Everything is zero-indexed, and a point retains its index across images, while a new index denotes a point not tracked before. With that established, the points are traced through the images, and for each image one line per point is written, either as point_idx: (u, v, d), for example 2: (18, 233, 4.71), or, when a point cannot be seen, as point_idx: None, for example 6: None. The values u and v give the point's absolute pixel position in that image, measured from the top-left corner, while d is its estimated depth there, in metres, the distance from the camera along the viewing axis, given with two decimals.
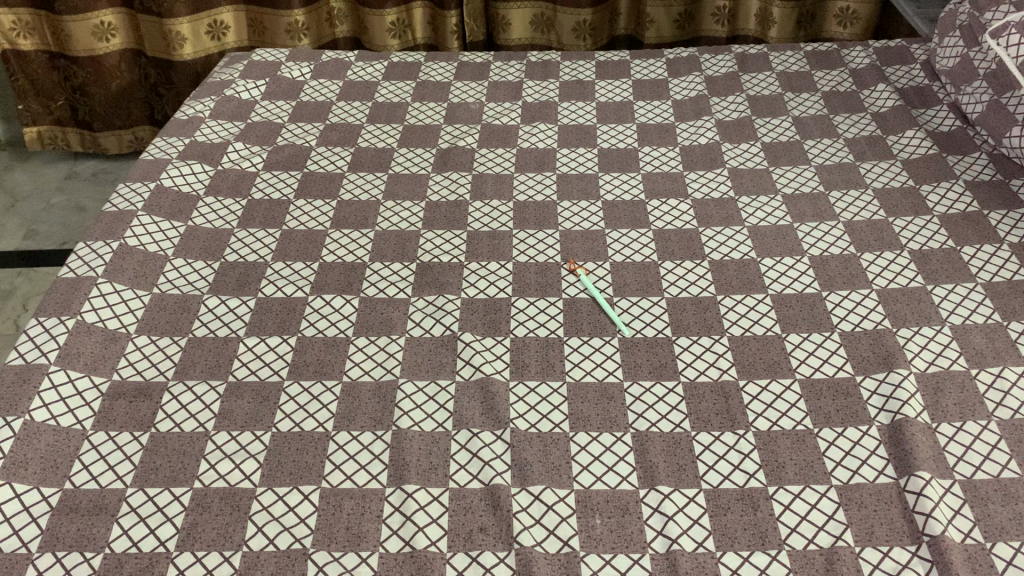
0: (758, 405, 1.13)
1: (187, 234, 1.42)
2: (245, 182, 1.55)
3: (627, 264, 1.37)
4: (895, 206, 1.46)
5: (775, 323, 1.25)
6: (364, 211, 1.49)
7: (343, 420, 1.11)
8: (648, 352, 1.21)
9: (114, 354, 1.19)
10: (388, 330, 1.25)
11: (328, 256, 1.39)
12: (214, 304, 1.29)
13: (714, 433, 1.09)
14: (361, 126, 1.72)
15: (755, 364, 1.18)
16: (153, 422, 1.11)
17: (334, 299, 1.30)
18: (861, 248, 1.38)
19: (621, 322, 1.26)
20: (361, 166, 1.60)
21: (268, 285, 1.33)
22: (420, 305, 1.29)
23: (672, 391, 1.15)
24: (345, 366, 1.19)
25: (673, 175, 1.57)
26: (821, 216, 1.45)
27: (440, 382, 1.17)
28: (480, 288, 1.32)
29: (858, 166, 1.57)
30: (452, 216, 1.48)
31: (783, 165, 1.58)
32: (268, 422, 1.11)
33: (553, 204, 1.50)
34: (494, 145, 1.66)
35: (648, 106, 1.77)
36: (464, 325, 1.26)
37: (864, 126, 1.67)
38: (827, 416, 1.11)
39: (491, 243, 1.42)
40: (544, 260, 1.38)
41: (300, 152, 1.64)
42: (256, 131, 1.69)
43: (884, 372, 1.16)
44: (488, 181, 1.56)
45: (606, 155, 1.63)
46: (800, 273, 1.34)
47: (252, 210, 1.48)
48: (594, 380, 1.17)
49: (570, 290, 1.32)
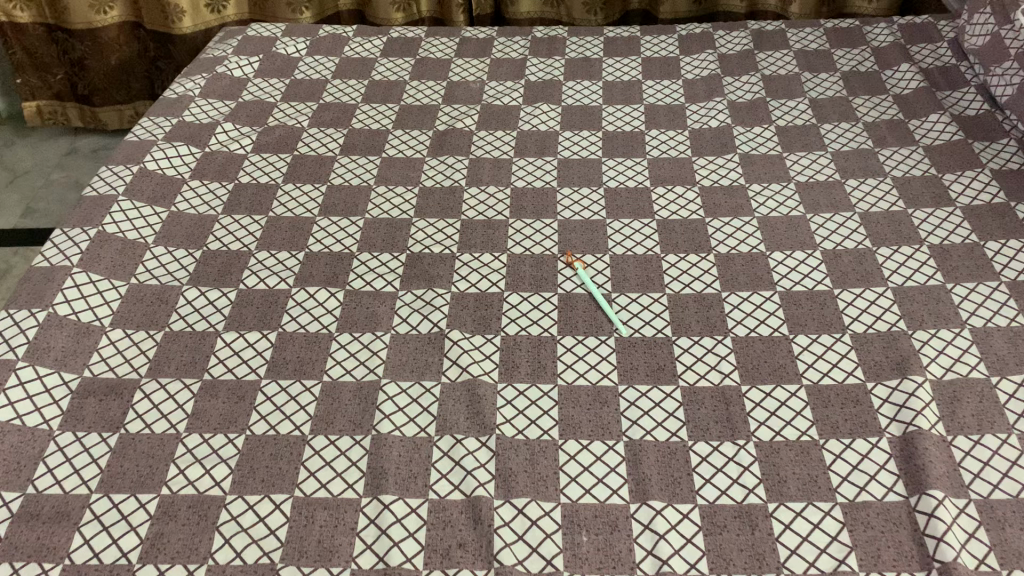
0: (761, 413, 1.06)
1: (169, 221, 1.36)
2: (232, 166, 1.49)
3: (627, 257, 1.30)
4: (915, 197, 1.37)
5: (783, 324, 1.18)
6: (354, 197, 1.42)
7: (321, 424, 1.06)
8: (645, 353, 1.14)
9: (86, 349, 1.14)
10: (373, 326, 1.19)
11: (314, 246, 1.33)
12: (193, 295, 1.23)
13: (712, 443, 1.03)
14: (356, 106, 1.65)
15: (759, 368, 1.11)
16: (123, 423, 1.06)
17: (318, 293, 1.24)
18: (877, 243, 1.30)
19: (618, 320, 1.19)
20: (354, 149, 1.53)
21: (250, 277, 1.27)
22: (408, 299, 1.23)
23: (670, 397, 1.08)
24: (326, 365, 1.13)
25: (680, 161, 1.49)
26: (837, 206, 1.37)
27: (425, 383, 1.11)
28: (472, 282, 1.26)
29: (876, 153, 1.48)
30: (446, 203, 1.41)
31: (798, 151, 1.50)
32: (242, 424, 1.06)
33: (552, 190, 1.43)
34: (494, 127, 1.59)
35: (657, 86, 1.69)
36: (452, 322, 1.19)
37: (884, 110, 1.58)
38: (833, 426, 1.04)
39: (485, 232, 1.35)
40: (540, 252, 1.31)
41: (291, 133, 1.57)
42: (246, 111, 1.63)
43: (897, 378, 1.09)
44: (485, 166, 1.49)
45: (611, 138, 1.55)
46: (811, 269, 1.26)
47: (239, 196, 1.42)
48: (587, 384, 1.10)
49: (566, 284, 1.25)
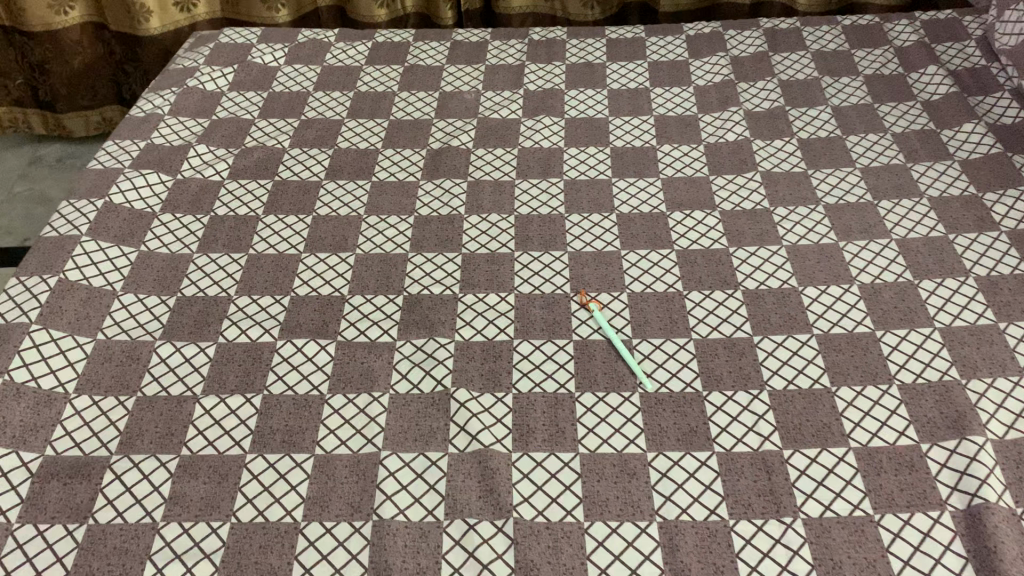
0: (807, 483, 0.95)
1: (139, 263, 1.23)
2: (207, 195, 1.36)
3: (647, 295, 1.18)
4: (955, 221, 1.26)
5: (823, 373, 1.07)
6: (342, 229, 1.30)
7: (316, 508, 0.94)
8: (674, 413, 1.03)
9: (48, 422, 1.02)
10: (369, 385, 1.06)
11: (301, 289, 1.20)
12: (168, 352, 1.11)
13: (756, 522, 0.92)
14: (341, 121, 1.52)
15: (801, 429, 1.01)
16: (90, 511, 0.94)
17: (306, 345, 1.12)
18: (918, 275, 1.19)
19: (642, 373, 1.07)
20: (341, 172, 1.40)
21: (230, 327, 1.14)
22: (407, 351, 1.11)
23: (704, 466, 0.97)
24: (318, 435, 1.01)
25: (697, 180, 1.37)
26: (871, 232, 1.26)
27: (430, 455, 0.99)
28: (477, 328, 1.14)
29: (909, 169, 1.37)
30: (444, 234, 1.29)
31: (823, 168, 1.38)
32: (227, 510, 0.94)
33: (560, 217, 1.31)
34: (493, 144, 1.47)
35: (667, 94, 1.56)
36: (458, 378, 1.07)
37: (913, 120, 1.46)
38: (889, 498, 0.93)
39: (488, 268, 1.23)
40: (550, 291, 1.19)
41: (271, 155, 1.44)
42: (221, 130, 1.49)
43: (955, 439, 0.98)
44: (486, 190, 1.37)
45: (620, 155, 1.43)
46: (849, 307, 1.15)
47: (215, 230, 1.29)
48: (612, 452, 0.99)
49: (582, 330, 1.13)
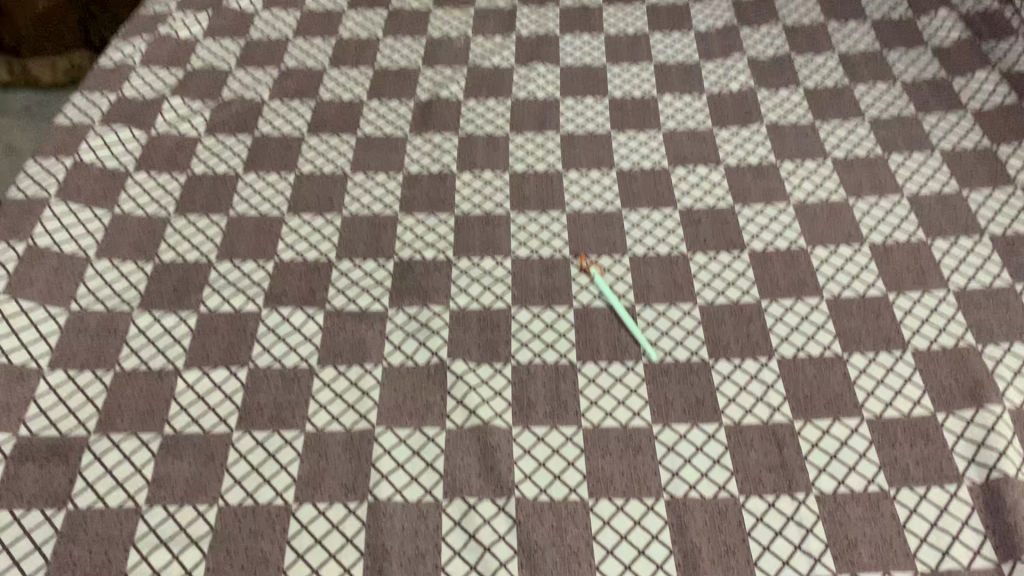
0: (820, 457, 0.92)
1: (113, 226, 1.17)
2: (184, 152, 1.28)
3: (649, 259, 1.13)
4: (968, 176, 1.21)
5: (835, 340, 1.02)
6: (328, 188, 1.23)
7: (308, 489, 0.90)
8: (680, 384, 0.99)
9: (21, 401, 0.97)
10: (360, 357, 1.01)
11: (286, 253, 1.14)
12: (146, 323, 1.05)
13: (767, 498, 0.88)
14: (324, 71, 1.44)
15: (812, 399, 0.97)
16: (69, 495, 0.89)
17: (293, 315, 1.06)
18: (931, 234, 1.14)
19: (646, 342, 1.03)
20: (325, 127, 1.33)
21: (212, 296, 1.08)
22: (400, 320, 1.06)
23: (713, 439, 0.93)
24: (308, 412, 0.96)
25: (700, 133, 1.31)
26: (881, 188, 1.21)
27: (426, 431, 0.94)
28: (473, 296, 1.08)
29: (920, 120, 1.31)
30: (436, 193, 1.22)
31: (831, 119, 1.32)
32: (214, 493, 0.90)
33: (557, 175, 1.25)
34: (485, 94, 1.39)
35: (666, 40, 1.49)
36: (453, 349, 1.02)
37: (924, 67, 1.40)
38: (905, 472, 0.90)
39: (483, 231, 1.17)
40: (549, 254, 1.14)
41: (251, 108, 1.36)
42: (196, 81, 1.40)
43: (972, 409, 0.95)
44: (478, 145, 1.30)
45: (618, 106, 1.36)
46: (861, 270, 1.10)
47: (193, 190, 1.22)
48: (616, 426, 0.95)
49: (583, 296, 1.08)
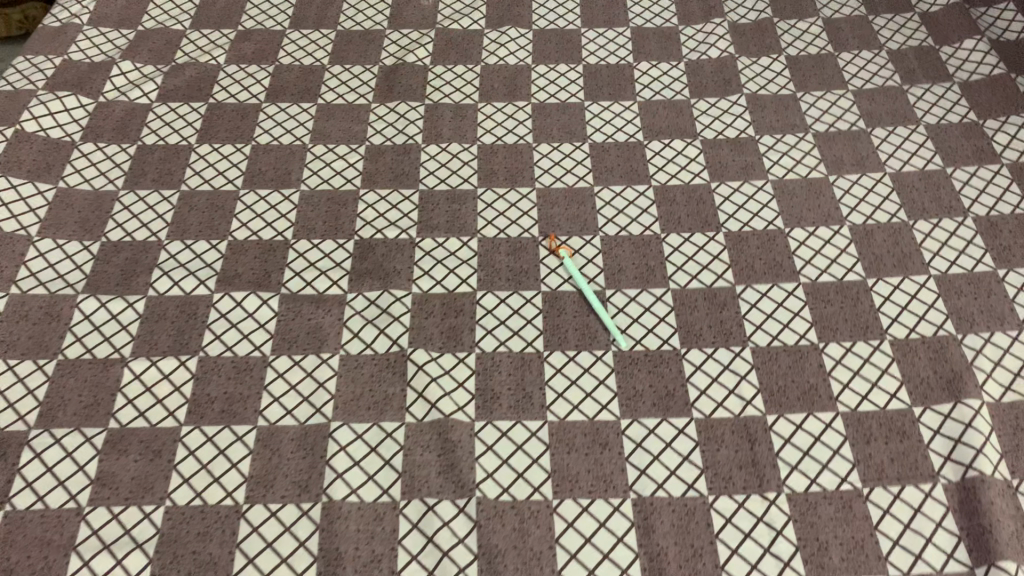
0: (792, 454, 0.88)
1: (57, 203, 1.10)
2: (133, 121, 1.21)
3: (621, 239, 1.08)
4: (953, 152, 1.17)
5: (811, 328, 0.99)
6: (285, 161, 1.17)
7: (259, 489, 0.86)
8: (650, 375, 0.95)
9: None
10: (316, 346, 0.97)
11: (240, 232, 1.08)
12: (91, 308, 1.00)
13: (737, 498, 0.85)
14: (284, 33, 1.36)
15: (786, 391, 0.93)
16: (8, 496, 0.85)
17: (247, 299, 1.01)
18: (913, 215, 1.10)
19: (616, 329, 0.98)
20: (284, 94, 1.26)
21: (161, 279, 1.03)
22: (359, 305, 1.01)
23: (682, 434, 0.90)
24: (261, 405, 0.92)
25: (677, 104, 1.25)
26: (863, 164, 1.16)
27: (384, 426, 0.90)
28: (436, 279, 1.04)
29: (905, 92, 1.25)
30: (399, 167, 1.17)
31: (813, 89, 1.27)
32: (160, 492, 0.85)
33: (527, 148, 1.19)
34: (453, 60, 1.33)
35: (644, 3, 1.42)
36: (414, 337, 0.98)
37: (911, 35, 1.34)
38: (879, 470, 0.87)
39: (449, 208, 1.11)
40: (516, 235, 1.09)
41: (205, 73, 1.29)
42: (148, 43, 1.33)
43: (949, 403, 0.91)
44: (445, 115, 1.24)
45: (593, 74, 1.30)
46: (840, 253, 1.06)
47: (143, 162, 1.16)
48: (582, 420, 0.91)
49: (551, 280, 1.04)
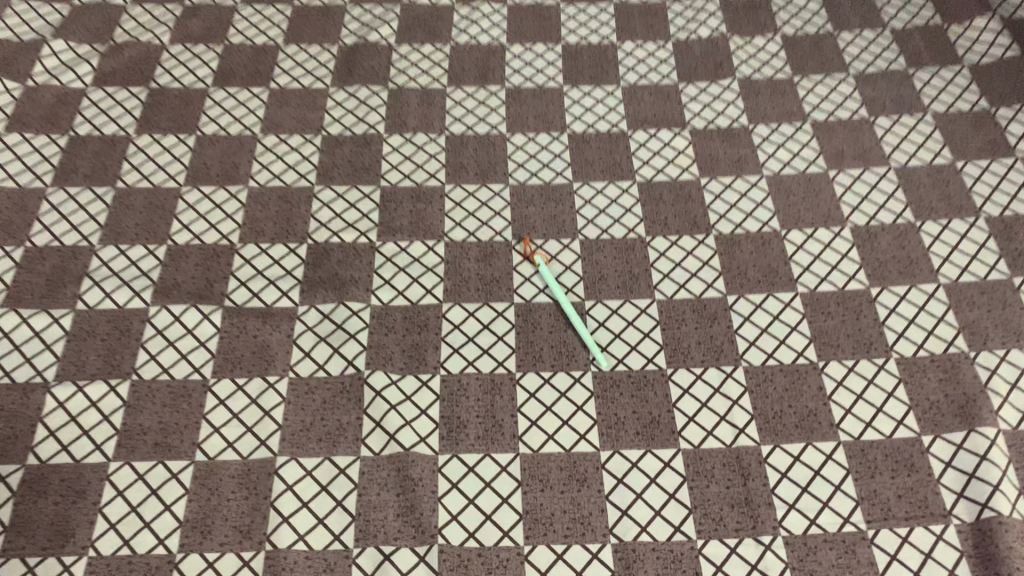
0: (789, 491, 0.80)
1: None
2: (65, 108, 1.10)
3: (603, 243, 0.98)
4: (964, 145, 1.07)
5: (809, 344, 0.90)
6: (233, 155, 1.06)
7: (196, 535, 0.77)
8: (633, 399, 0.86)
9: None
10: (262, 368, 0.87)
11: (181, 236, 0.98)
12: (12, 324, 0.89)
13: (727, 542, 0.77)
14: (235, 8, 1.24)
15: (783, 418, 0.84)
16: None
17: (186, 314, 0.91)
18: (921, 215, 1.00)
19: (595, 346, 0.89)
20: (233, 77, 1.15)
21: (91, 290, 0.93)
22: (311, 321, 0.91)
23: (668, 468, 0.81)
24: (199, 437, 0.82)
25: (664, 89, 1.15)
26: (866, 158, 1.06)
27: (337, 461, 0.81)
28: (398, 289, 0.94)
29: (911, 76, 1.15)
30: (359, 159, 1.06)
31: (812, 73, 1.17)
32: (83, 539, 0.76)
33: (500, 138, 1.09)
34: (420, 38, 1.21)
35: None
36: (372, 357, 0.88)
37: (917, 12, 1.24)
38: (885, 509, 0.79)
39: (413, 208, 1.01)
40: (487, 238, 0.99)
41: (147, 54, 1.17)
42: (84, 20, 1.21)
43: (961, 431, 0.83)
44: (410, 101, 1.13)
45: (573, 55, 1.19)
46: (841, 258, 0.97)
47: (75, 155, 1.05)
48: (558, 451, 0.82)
49: (525, 290, 0.94)
